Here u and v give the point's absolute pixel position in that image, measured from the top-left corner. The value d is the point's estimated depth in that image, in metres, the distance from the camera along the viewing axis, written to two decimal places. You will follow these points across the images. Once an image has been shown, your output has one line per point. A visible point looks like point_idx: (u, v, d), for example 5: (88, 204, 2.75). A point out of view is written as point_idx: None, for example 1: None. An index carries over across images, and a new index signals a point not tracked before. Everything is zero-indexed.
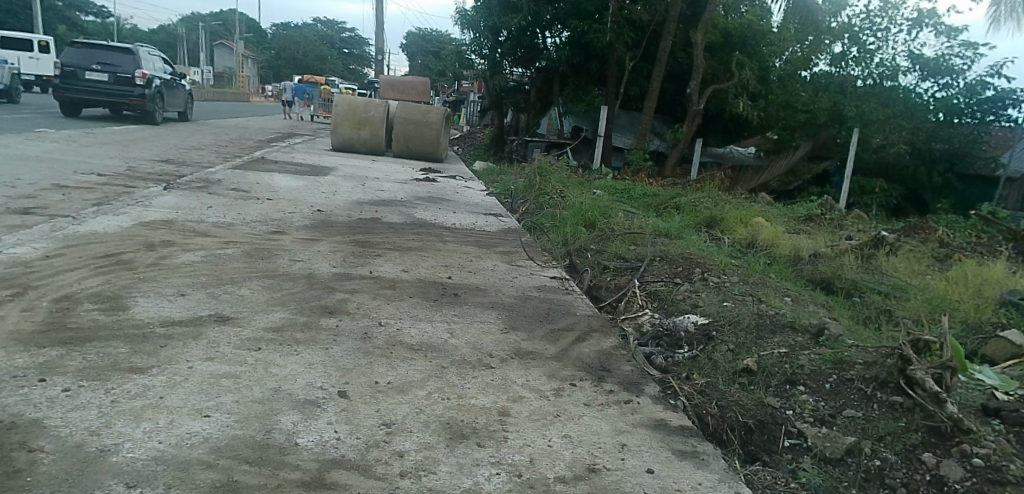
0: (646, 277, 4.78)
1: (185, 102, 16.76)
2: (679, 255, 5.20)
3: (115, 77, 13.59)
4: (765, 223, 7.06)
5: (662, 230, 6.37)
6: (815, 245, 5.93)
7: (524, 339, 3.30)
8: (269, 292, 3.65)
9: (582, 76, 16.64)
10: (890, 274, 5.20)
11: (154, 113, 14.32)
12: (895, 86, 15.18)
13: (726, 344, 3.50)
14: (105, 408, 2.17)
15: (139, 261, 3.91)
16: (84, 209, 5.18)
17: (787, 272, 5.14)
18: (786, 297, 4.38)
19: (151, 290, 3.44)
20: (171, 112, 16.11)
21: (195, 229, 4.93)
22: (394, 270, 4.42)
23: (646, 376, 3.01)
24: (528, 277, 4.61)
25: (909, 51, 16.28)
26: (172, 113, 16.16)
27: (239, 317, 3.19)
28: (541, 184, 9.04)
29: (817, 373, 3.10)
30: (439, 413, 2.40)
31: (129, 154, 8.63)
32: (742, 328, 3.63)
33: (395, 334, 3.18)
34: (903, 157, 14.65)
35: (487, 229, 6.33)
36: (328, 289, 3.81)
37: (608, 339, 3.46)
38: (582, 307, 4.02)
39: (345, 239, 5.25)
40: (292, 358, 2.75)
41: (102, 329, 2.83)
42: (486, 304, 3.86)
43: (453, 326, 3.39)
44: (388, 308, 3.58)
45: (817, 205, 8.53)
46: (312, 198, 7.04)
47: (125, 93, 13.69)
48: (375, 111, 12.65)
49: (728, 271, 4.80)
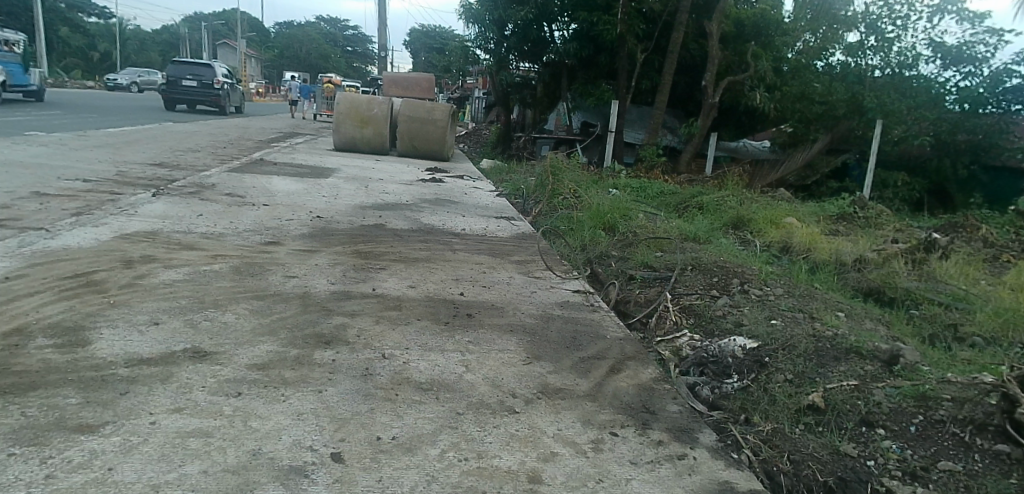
0: (678, 288, 4.35)
1: (239, 99, 23.07)
2: (713, 262, 4.71)
3: (202, 83, 19.76)
4: (797, 224, 6.58)
5: (688, 232, 5.89)
6: (858, 248, 5.42)
7: (551, 372, 2.84)
8: (257, 318, 3.19)
9: (592, 70, 16.04)
10: (945, 281, 4.68)
11: (226, 107, 20.48)
12: (916, 75, 14.62)
13: (783, 373, 3.03)
14: (35, 487, 1.74)
15: (112, 282, 3.46)
16: (61, 219, 4.76)
17: (833, 282, 4.65)
18: (839, 313, 3.90)
19: (120, 318, 2.98)
20: (232, 107, 22.65)
21: (181, 241, 4.51)
22: (399, 285, 3.97)
23: (698, 419, 2.55)
24: (548, 291, 4.15)
25: (929, 38, 15.65)
26: (232, 107, 22.55)
27: (219, 352, 2.73)
28: (553, 183, 8.58)
29: (899, 413, 2.64)
30: (454, 482, 1.95)
31: (121, 157, 8.27)
32: (799, 355, 3.17)
33: (401, 370, 2.71)
34: (927, 149, 14.04)
35: (500, 235, 5.87)
36: (325, 312, 3.34)
37: (648, 369, 2.99)
38: (613, 328, 3.55)
39: (346, 249, 4.81)
40: (278, 407, 2.29)
41: (52, 373, 2.38)
42: (505, 326, 3.40)
43: (468, 356, 2.92)
44: (393, 335, 3.12)
45: (850, 202, 7.99)
46: (310, 203, 6.60)
47: (211, 93, 20.00)
48: (379, 109, 12.18)
49: (769, 281, 4.34)
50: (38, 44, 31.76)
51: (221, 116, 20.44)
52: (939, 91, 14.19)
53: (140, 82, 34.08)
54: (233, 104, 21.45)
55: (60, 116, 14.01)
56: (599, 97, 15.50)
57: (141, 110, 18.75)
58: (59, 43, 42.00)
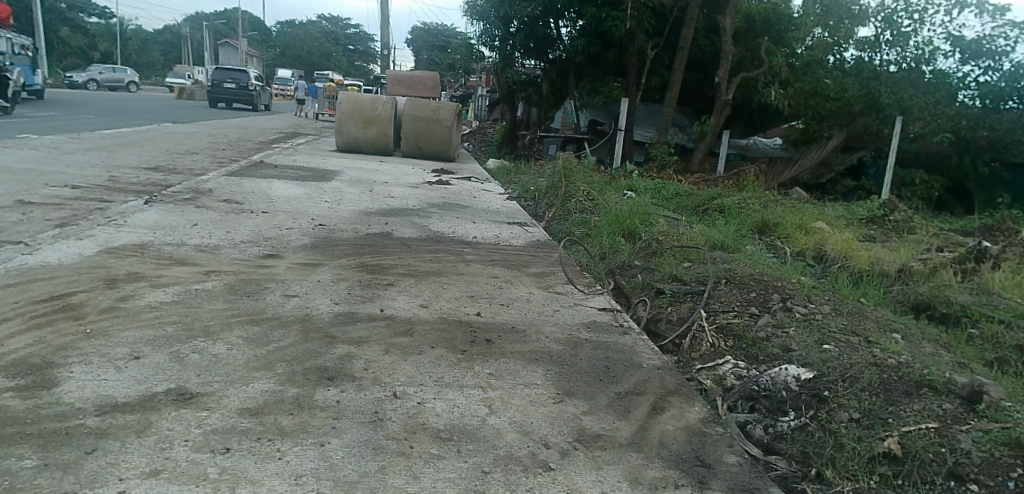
0: (712, 304, 4.01)
1: (268, 99, 27.61)
2: (749, 275, 4.34)
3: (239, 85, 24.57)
4: (827, 230, 6.23)
5: (715, 240, 5.54)
6: (900, 258, 5.06)
7: (586, 413, 2.48)
8: (250, 348, 2.82)
9: (600, 67, 15.67)
10: (1001, 294, 4.31)
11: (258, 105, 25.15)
12: (933, 70, 14.16)
13: (847, 411, 2.70)
14: None
15: (91, 306, 3.11)
16: (43, 231, 4.43)
17: (879, 295, 4.29)
18: (894, 334, 3.55)
19: (96, 351, 2.63)
20: (262, 105, 27.38)
21: (171, 254, 4.16)
22: (410, 305, 3.61)
23: (763, 474, 2.20)
24: (573, 309, 3.79)
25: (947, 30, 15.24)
26: (262, 105, 27.17)
27: (208, 393, 2.37)
28: (566, 185, 8.25)
29: (992, 465, 2.30)
30: None
31: (115, 160, 7.95)
32: (863, 389, 2.83)
33: (416, 413, 2.36)
34: (946, 147, 13.63)
35: (514, 243, 5.52)
36: (329, 340, 2.98)
37: (695, 407, 2.63)
38: (649, 354, 3.20)
39: (351, 262, 4.45)
40: (271, 469, 1.93)
41: (7, 426, 2.03)
42: (530, 354, 3.04)
43: (492, 394, 2.57)
44: (405, 368, 2.76)
45: (878, 204, 7.62)
46: (312, 209, 6.26)
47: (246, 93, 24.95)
48: (383, 108, 11.82)
49: (813, 296, 4.00)
50: (38, 44, 31.64)
51: (255, 113, 25.16)
52: (957, 86, 13.78)
53: (100, 79, 33.17)
54: (264, 101, 26.37)
55: (55, 117, 13.69)
56: (608, 94, 15.09)
57: (143, 110, 18.50)
58: (60, 42, 41.80)
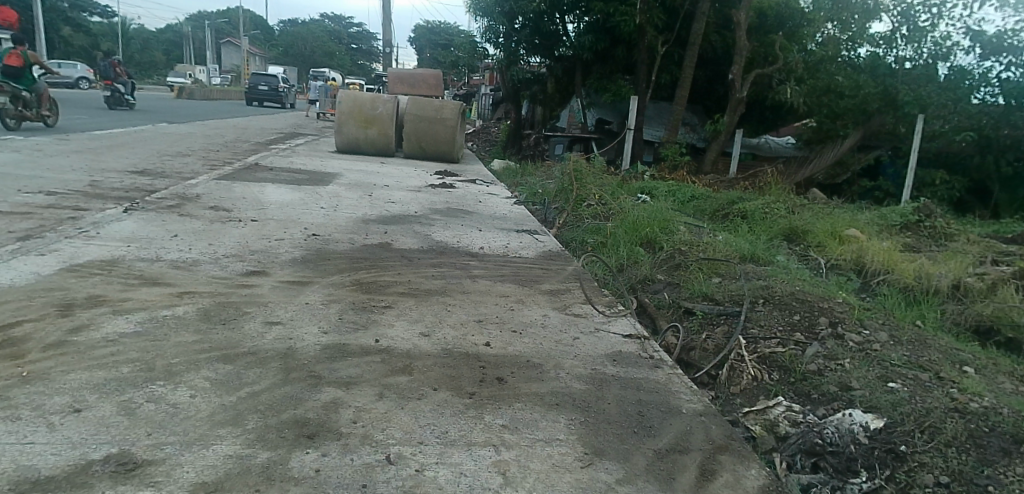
0: (750, 328, 3.57)
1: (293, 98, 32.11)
2: (789, 293, 3.90)
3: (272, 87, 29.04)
4: (862, 238, 5.79)
5: (743, 250, 5.10)
6: (951, 272, 4.61)
7: (622, 482, 2.03)
8: (218, 394, 2.37)
9: (608, 64, 15.19)
10: None
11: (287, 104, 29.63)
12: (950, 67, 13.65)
13: (932, 473, 2.28)
14: None
15: (37, 340, 2.67)
16: (3, 245, 4.00)
17: (936, 318, 3.84)
18: (967, 368, 3.11)
19: (29, 402, 2.18)
20: (289, 104, 31.84)
21: (142, 272, 3.73)
22: (407, 334, 3.14)
23: None
24: (595, 337, 3.34)
25: (964, 24, 14.65)
26: (289, 104, 31.68)
27: (156, 460, 1.93)
28: (577, 189, 7.83)
29: None
30: None
31: (102, 164, 7.55)
32: (949, 445, 2.42)
33: (414, 486, 1.91)
34: (968, 146, 13.09)
35: (523, 255, 5.08)
36: (313, 382, 2.53)
37: (754, 470, 2.17)
38: (689, 395, 2.73)
39: (344, 279, 4.00)
40: None
41: None
42: (550, 397, 2.58)
43: (507, 456, 2.12)
44: (401, 419, 2.30)
45: (910, 209, 7.13)
46: (306, 217, 5.81)
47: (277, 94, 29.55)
48: (383, 108, 11.41)
49: (865, 320, 3.55)
50: (41, 43, 31.54)
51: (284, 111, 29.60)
52: (977, 83, 13.21)
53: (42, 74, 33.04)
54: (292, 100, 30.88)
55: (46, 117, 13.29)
56: (616, 92, 14.61)
57: (141, 110, 18.15)
58: (62, 42, 41.59)
